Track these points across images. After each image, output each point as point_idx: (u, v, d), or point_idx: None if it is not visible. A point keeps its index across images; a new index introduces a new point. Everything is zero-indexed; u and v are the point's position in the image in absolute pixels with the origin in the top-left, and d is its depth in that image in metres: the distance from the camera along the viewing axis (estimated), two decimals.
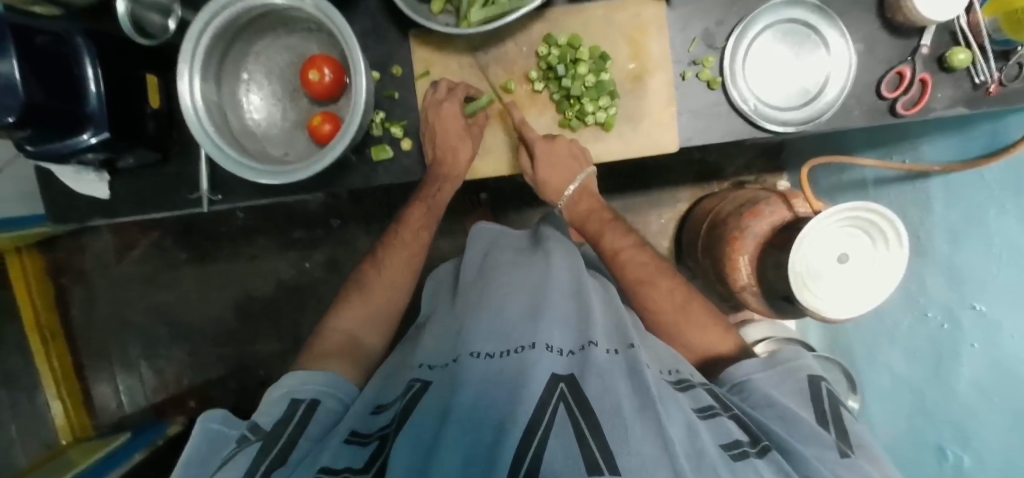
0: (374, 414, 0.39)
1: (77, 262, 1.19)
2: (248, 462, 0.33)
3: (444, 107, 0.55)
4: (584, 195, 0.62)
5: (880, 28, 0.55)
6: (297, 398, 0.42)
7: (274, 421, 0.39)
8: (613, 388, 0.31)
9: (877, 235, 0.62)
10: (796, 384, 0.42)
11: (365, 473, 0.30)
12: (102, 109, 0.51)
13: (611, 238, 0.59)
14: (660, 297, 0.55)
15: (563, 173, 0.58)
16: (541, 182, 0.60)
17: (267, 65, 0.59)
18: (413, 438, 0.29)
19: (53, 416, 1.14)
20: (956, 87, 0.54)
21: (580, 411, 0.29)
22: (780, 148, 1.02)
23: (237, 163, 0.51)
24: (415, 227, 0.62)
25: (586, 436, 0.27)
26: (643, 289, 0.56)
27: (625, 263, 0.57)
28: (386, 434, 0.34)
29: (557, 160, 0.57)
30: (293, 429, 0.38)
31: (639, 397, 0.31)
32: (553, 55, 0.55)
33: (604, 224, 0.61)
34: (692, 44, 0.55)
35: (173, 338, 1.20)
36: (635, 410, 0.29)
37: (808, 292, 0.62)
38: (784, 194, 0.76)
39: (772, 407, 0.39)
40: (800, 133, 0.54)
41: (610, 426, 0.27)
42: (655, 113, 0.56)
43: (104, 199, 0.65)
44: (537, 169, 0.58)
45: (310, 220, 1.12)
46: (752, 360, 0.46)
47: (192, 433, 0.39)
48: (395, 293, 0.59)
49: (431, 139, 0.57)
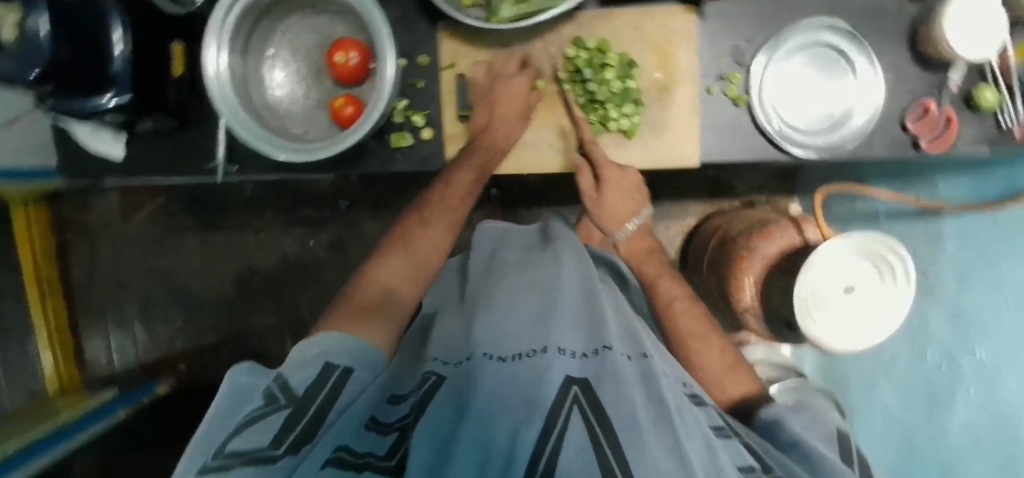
0: (391, 404, 0.39)
1: (82, 219, 1.19)
2: (274, 431, 0.30)
3: (515, 80, 0.55)
4: (644, 233, 0.60)
5: (911, 61, 0.55)
6: (331, 362, 0.37)
7: (307, 383, 0.34)
8: (627, 395, 0.31)
9: (886, 270, 0.62)
10: (823, 431, 0.41)
11: (387, 461, 0.32)
12: (126, 73, 0.51)
13: (667, 285, 0.56)
14: (711, 355, 0.51)
15: (628, 203, 0.57)
16: (601, 199, 0.57)
17: (293, 43, 0.60)
18: (430, 431, 0.30)
19: (43, 367, 1.13)
20: (978, 127, 0.54)
21: (596, 419, 0.29)
22: (795, 171, 1.02)
23: (259, 138, 0.51)
24: (461, 194, 0.55)
25: (602, 443, 0.27)
26: (695, 344, 0.52)
27: (678, 314, 0.54)
28: (406, 426, 0.35)
29: (626, 188, 0.57)
30: (325, 398, 0.34)
31: (654, 408, 0.31)
32: (581, 58, 0.54)
33: (663, 268, 0.58)
34: (720, 60, 0.55)
35: (171, 302, 1.20)
36: (652, 421, 0.30)
37: (811, 320, 0.61)
38: (796, 219, 0.76)
39: (797, 447, 0.37)
40: (821, 158, 0.55)
41: (626, 435, 0.28)
42: (677, 125, 0.56)
43: (117, 160, 0.65)
44: (604, 181, 0.56)
45: (319, 199, 1.12)
46: (777, 403, 0.44)
47: (218, 388, 0.37)
48: (429, 262, 0.53)
49: (490, 107, 0.55)
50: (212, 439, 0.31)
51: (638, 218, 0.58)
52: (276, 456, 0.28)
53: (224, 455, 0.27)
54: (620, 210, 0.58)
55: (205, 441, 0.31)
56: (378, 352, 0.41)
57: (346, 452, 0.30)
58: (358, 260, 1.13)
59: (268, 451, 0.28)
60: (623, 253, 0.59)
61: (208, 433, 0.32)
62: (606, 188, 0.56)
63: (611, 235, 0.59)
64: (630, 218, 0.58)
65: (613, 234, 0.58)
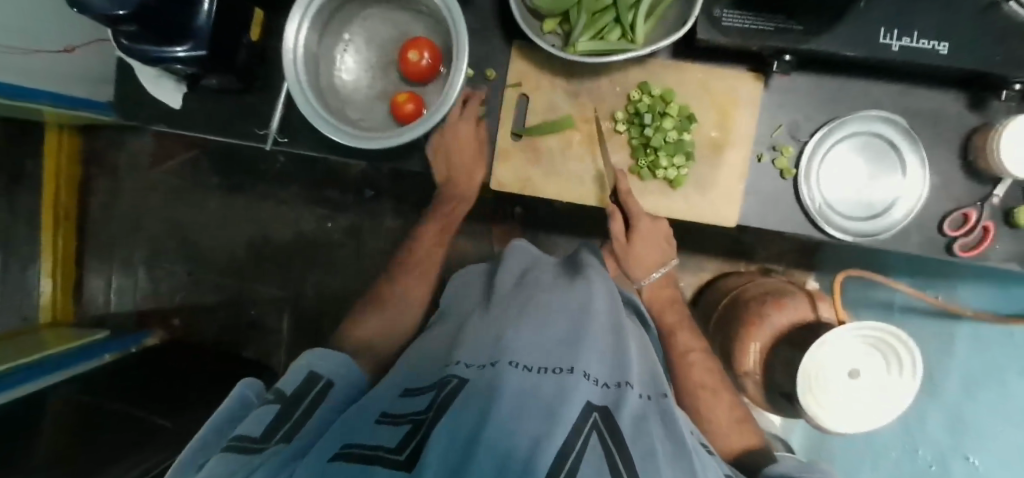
0: (407, 397, 0.39)
1: (111, 157, 1.20)
2: (269, 420, 0.36)
3: (462, 129, 0.59)
4: (665, 281, 0.64)
5: (960, 167, 0.56)
6: (315, 372, 0.44)
7: (295, 386, 0.41)
8: (647, 430, 0.35)
9: (892, 359, 0.62)
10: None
11: (398, 454, 0.30)
12: (206, 31, 0.53)
13: (684, 337, 0.60)
14: (720, 408, 0.55)
15: (655, 254, 0.62)
16: (635, 255, 0.61)
17: (370, 33, 0.62)
18: (451, 428, 0.30)
19: (40, 293, 1.15)
20: (1016, 244, 0.55)
21: (614, 443, 0.32)
22: (816, 249, 1.03)
23: (321, 117, 0.53)
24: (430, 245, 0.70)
25: (620, 468, 0.29)
26: (706, 396, 0.55)
27: (692, 366, 0.57)
28: (419, 420, 0.34)
29: (654, 240, 0.61)
30: (308, 403, 0.40)
31: (672, 445, 0.35)
32: (644, 103, 0.56)
33: (682, 318, 0.62)
34: (776, 130, 0.57)
35: (180, 254, 1.20)
36: (670, 453, 0.34)
37: (812, 398, 0.60)
38: (811, 294, 0.77)
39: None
40: (855, 243, 0.55)
41: (643, 466, 0.31)
42: (724, 186, 0.57)
43: (175, 108, 0.67)
44: (639, 243, 0.60)
45: (346, 183, 1.13)
46: (783, 466, 0.46)
47: (229, 394, 0.42)
48: (409, 313, 0.63)
49: (445, 159, 0.61)
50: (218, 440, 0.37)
51: (663, 267, 0.63)
52: (268, 441, 0.33)
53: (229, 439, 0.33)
54: (648, 260, 0.62)
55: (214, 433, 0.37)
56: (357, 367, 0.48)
57: (355, 448, 0.30)
58: (372, 249, 1.14)
59: (258, 442, 0.33)
60: (645, 300, 0.63)
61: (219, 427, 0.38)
62: (636, 240, 0.60)
63: (636, 281, 0.64)
64: (655, 268, 0.63)
65: (639, 282, 0.63)
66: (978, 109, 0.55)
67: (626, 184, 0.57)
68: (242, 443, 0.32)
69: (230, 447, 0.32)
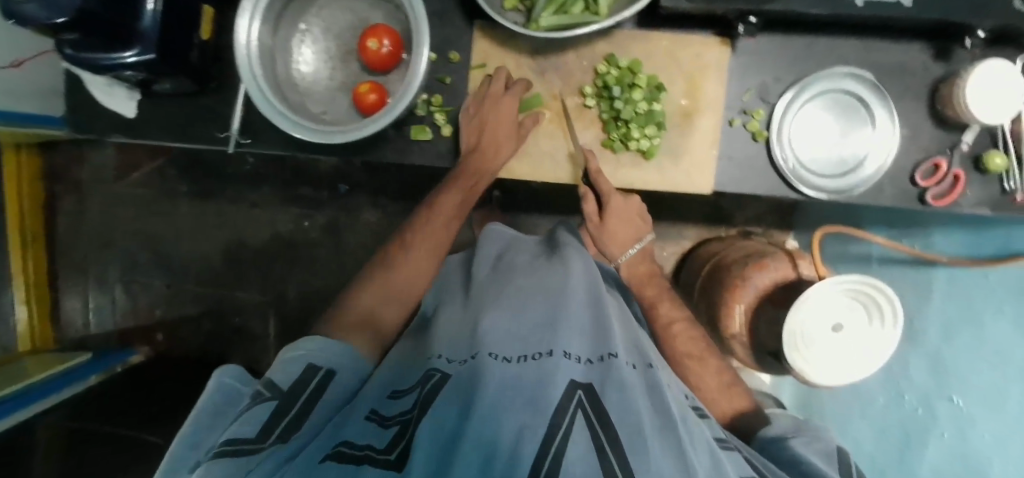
0: (391, 398, 0.39)
1: (74, 172, 1.16)
2: (263, 419, 0.35)
3: (503, 102, 0.56)
4: (644, 258, 0.62)
5: (928, 117, 0.56)
6: (313, 363, 0.43)
7: (290, 381, 0.40)
8: (632, 405, 0.33)
9: (874, 310, 0.63)
10: (824, 447, 0.44)
11: (387, 454, 0.30)
12: (153, 32, 0.50)
13: (666, 308, 0.59)
14: (708, 375, 0.55)
15: (630, 230, 0.60)
16: (608, 233, 0.60)
17: (327, 22, 0.59)
18: (435, 427, 0.30)
19: (16, 321, 1.11)
20: (984, 189, 0.56)
21: (600, 425, 0.31)
22: (792, 208, 1.04)
23: (282, 114, 0.51)
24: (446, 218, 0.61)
25: (607, 449, 0.29)
26: (692, 364, 0.56)
27: (677, 336, 0.57)
28: (406, 420, 0.34)
29: (626, 216, 0.59)
30: (306, 397, 0.39)
31: (660, 417, 0.34)
32: (612, 76, 0.55)
33: (662, 290, 0.60)
34: (747, 93, 0.57)
35: (156, 267, 1.18)
36: (656, 428, 0.32)
37: (798, 354, 0.62)
38: (791, 253, 0.77)
39: (797, 466, 0.41)
40: (830, 201, 0.56)
41: (630, 441, 0.30)
42: (696, 154, 0.57)
43: (129, 117, 0.64)
44: (610, 221, 0.59)
45: (319, 180, 1.11)
46: (776, 426, 0.48)
47: (205, 386, 0.40)
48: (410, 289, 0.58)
49: (480, 126, 0.56)
50: (206, 438, 0.35)
51: (641, 243, 0.61)
52: (266, 442, 0.33)
53: (220, 442, 0.32)
54: (620, 240, 0.60)
55: (195, 431, 0.36)
56: (360, 355, 0.47)
57: (345, 448, 0.30)
58: (352, 245, 1.12)
59: (255, 443, 0.32)
60: (624, 277, 0.61)
61: (205, 423, 0.37)
62: (609, 217, 0.58)
63: (613, 260, 0.61)
64: (631, 244, 0.60)
65: (615, 260, 0.61)
66: (943, 58, 0.55)
67: (594, 164, 0.56)
68: (234, 447, 0.31)
69: (225, 452, 0.31)
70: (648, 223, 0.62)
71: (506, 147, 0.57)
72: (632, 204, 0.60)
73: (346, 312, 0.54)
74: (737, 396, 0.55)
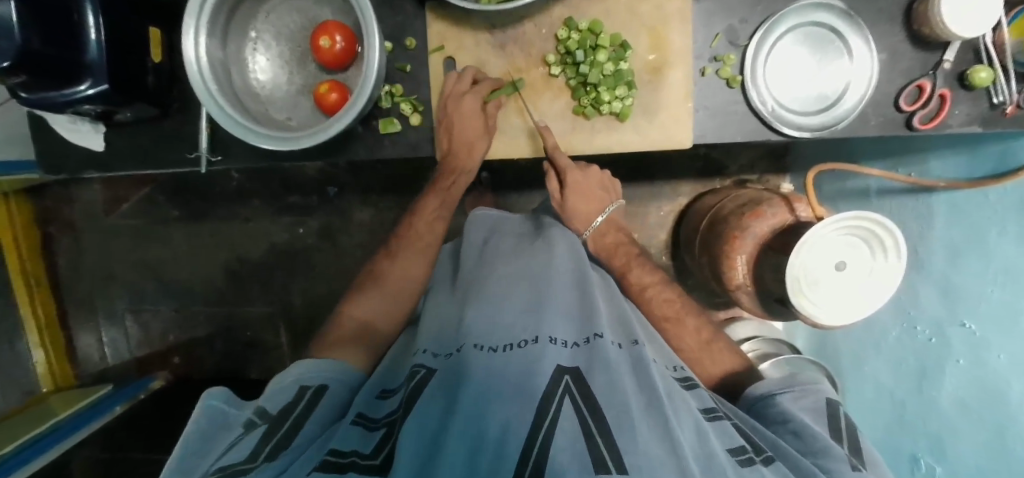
0: (379, 399, 0.42)
1: (66, 211, 1.16)
2: (253, 443, 0.35)
3: (466, 100, 0.55)
4: (609, 228, 0.65)
5: (905, 39, 0.54)
6: (304, 384, 0.44)
7: (281, 405, 0.41)
8: (618, 386, 0.33)
9: (876, 244, 0.60)
10: (813, 403, 0.45)
11: (372, 459, 0.31)
12: (101, 60, 0.49)
13: (637, 274, 0.61)
14: (687, 336, 0.57)
15: (591, 201, 0.63)
16: (570, 207, 0.64)
17: (277, 25, 0.58)
18: (420, 426, 0.30)
19: (34, 365, 1.12)
20: (973, 106, 0.54)
21: (588, 410, 0.30)
22: (785, 149, 1.02)
23: (240, 125, 0.50)
24: (422, 226, 0.65)
25: (595, 436, 0.28)
26: (670, 327, 0.58)
27: (652, 300, 0.60)
28: (393, 422, 0.36)
29: (585, 189, 0.63)
30: (298, 414, 0.40)
31: (646, 395, 0.33)
32: (573, 40, 0.54)
33: (630, 258, 0.62)
34: (715, 39, 0.55)
35: (162, 294, 1.19)
36: (642, 408, 0.32)
37: (804, 299, 0.60)
38: (787, 197, 0.74)
39: (786, 424, 0.42)
40: (812, 139, 0.54)
41: (617, 424, 0.29)
42: (670, 109, 0.56)
43: (98, 152, 0.64)
44: (570, 196, 0.63)
45: (307, 187, 1.10)
46: (766, 381, 0.48)
47: (193, 412, 0.40)
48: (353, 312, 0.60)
49: (449, 127, 0.57)
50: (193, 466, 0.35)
51: (605, 213, 0.64)
52: (256, 461, 0.33)
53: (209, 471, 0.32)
54: (584, 211, 0.64)
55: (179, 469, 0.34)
56: (354, 370, 0.49)
57: (330, 455, 0.30)
58: (348, 246, 1.12)
59: (246, 463, 0.32)
60: (592, 249, 0.64)
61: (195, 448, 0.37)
62: (570, 191, 0.63)
63: (579, 234, 0.65)
64: (596, 216, 0.64)
65: (580, 234, 0.64)
66: None
67: (552, 140, 0.56)
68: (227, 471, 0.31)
69: None
70: (613, 195, 0.66)
71: (480, 149, 0.58)
72: (593, 176, 0.64)
73: (331, 334, 0.55)
74: (701, 340, 0.57)
